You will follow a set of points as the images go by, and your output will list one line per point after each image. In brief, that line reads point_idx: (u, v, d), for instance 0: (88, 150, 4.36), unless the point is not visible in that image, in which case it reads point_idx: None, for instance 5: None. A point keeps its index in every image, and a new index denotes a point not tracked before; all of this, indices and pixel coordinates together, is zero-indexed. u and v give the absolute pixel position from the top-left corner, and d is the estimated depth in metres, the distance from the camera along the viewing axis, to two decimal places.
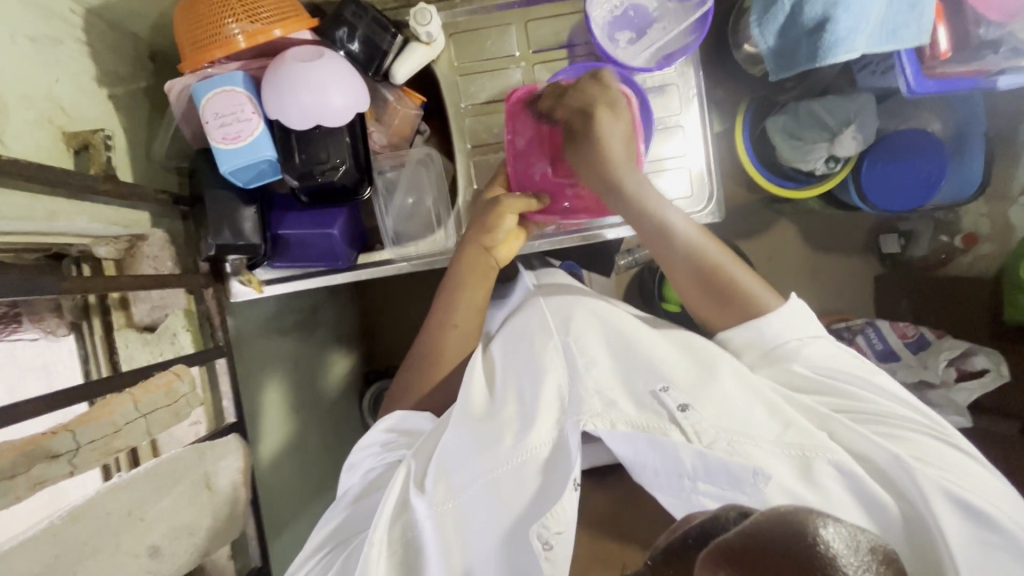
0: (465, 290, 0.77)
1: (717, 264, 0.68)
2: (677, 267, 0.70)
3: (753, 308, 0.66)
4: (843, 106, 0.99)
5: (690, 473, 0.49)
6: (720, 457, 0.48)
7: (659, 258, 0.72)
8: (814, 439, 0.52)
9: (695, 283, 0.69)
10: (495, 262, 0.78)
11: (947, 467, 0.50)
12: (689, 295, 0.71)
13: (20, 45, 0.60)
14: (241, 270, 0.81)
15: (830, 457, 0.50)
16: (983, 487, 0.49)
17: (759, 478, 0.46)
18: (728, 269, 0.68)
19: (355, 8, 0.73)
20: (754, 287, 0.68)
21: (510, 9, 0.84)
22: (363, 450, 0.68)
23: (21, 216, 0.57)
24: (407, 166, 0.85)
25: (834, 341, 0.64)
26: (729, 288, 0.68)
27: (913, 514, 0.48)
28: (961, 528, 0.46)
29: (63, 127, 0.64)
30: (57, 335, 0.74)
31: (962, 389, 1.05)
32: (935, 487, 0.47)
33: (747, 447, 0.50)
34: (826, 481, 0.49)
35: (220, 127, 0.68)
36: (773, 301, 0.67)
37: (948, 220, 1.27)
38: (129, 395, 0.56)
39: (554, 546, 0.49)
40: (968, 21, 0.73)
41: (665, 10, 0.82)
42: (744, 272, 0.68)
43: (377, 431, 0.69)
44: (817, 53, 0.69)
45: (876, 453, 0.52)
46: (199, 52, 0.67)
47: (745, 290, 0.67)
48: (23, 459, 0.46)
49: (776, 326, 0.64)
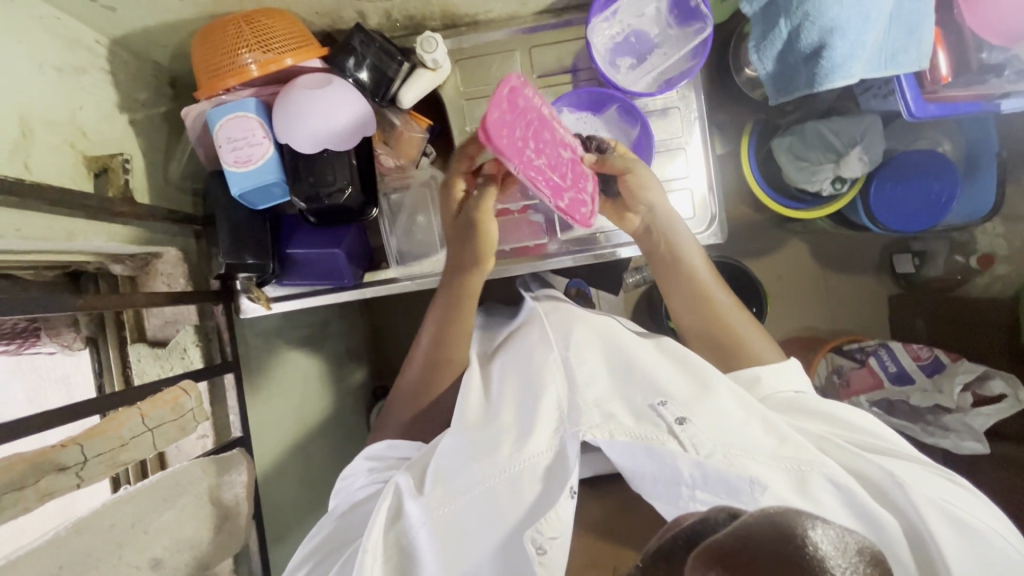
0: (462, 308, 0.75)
1: (718, 310, 0.75)
2: (686, 312, 0.77)
3: (752, 360, 0.71)
4: (847, 126, 1.01)
5: (688, 482, 0.49)
6: (718, 468, 0.48)
7: (671, 284, 0.78)
8: (809, 454, 0.51)
9: (702, 336, 0.76)
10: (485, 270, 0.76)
11: (941, 486, 0.51)
12: (694, 339, 0.77)
13: (47, 74, 0.63)
14: (250, 287, 0.82)
15: (825, 471, 0.49)
16: (975, 505, 0.50)
17: (756, 488, 0.46)
18: (736, 328, 0.74)
19: (363, 36, 0.76)
20: (754, 341, 0.73)
21: (514, 36, 0.86)
22: (350, 477, 0.69)
23: (41, 237, 0.59)
24: (412, 188, 0.87)
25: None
26: (732, 340, 0.73)
27: (912, 527, 0.48)
28: (955, 538, 0.46)
29: (84, 151, 0.67)
30: (73, 349, 0.77)
31: (979, 413, 1.03)
32: (932, 506, 0.47)
33: (745, 459, 0.49)
34: (821, 495, 0.48)
35: (233, 151, 0.71)
36: (773, 357, 0.71)
37: (963, 239, 1.25)
38: (136, 409, 0.57)
39: (548, 551, 0.49)
40: (969, 46, 0.73)
41: (666, 36, 0.84)
42: (749, 331, 0.74)
43: (361, 460, 0.69)
44: (815, 78, 0.69)
45: (872, 469, 0.51)
46: (214, 80, 0.70)
47: (746, 350, 0.72)
48: (32, 470, 0.47)
49: (781, 375, 0.67)
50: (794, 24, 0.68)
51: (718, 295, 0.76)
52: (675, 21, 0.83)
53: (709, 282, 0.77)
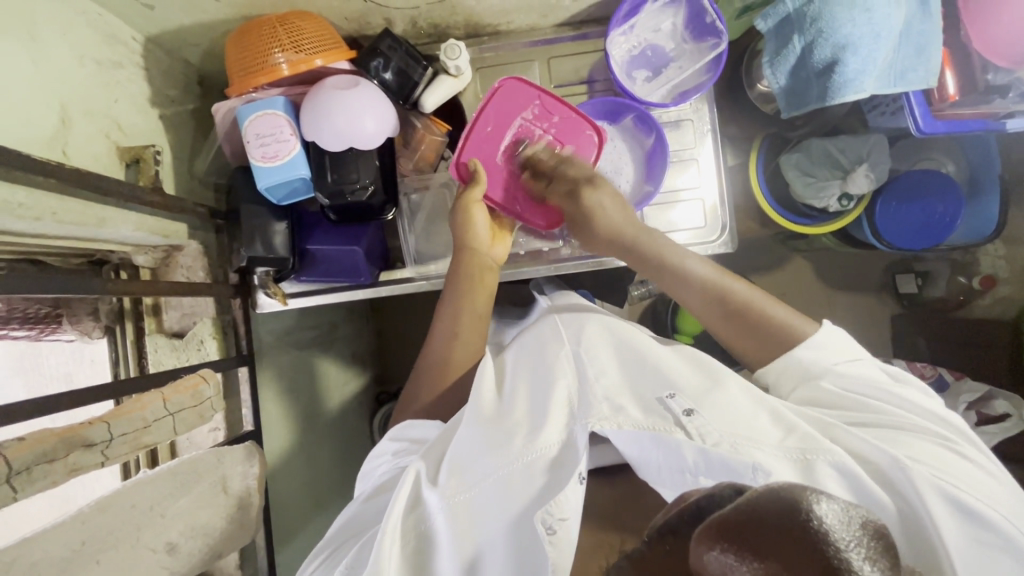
0: (467, 299, 0.78)
1: (734, 296, 0.72)
2: (705, 309, 0.73)
3: (791, 337, 0.68)
4: (855, 145, 1.03)
5: (692, 468, 0.50)
6: (722, 455, 0.49)
7: (649, 275, 0.77)
8: (815, 442, 0.51)
9: (731, 326, 0.72)
10: (491, 262, 0.81)
11: (945, 467, 0.51)
12: (725, 334, 0.73)
13: (87, 67, 0.65)
14: (268, 283, 0.83)
15: (829, 457, 0.50)
16: (985, 491, 0.50)
17: (759, 475, 0.47)
18: (755, 304, 0.71)
19: (390, 41, 0.78)
20: (785, 316, 0.69)
21: (533, 47, 0.89)
22: (375, 459, 0.69)
23: (75, 221, 0.61)
24: (431, 191, 0.89)
25: (871, 364, 0.65)
26: (762, 321, 0.70)
27: (911, 511, 0.48)
28: (952, 522, 0.47)
29: (118, 142, 0.69)
30: (92, 337, 0.78)
31: (985, 433, 1.04)
32: (930, 486, 0.48)
33: (750, 446, 0.50)
34: (828, 481, 0.48)
35: (260, 146, 0.73)
36: (810, 329, 0.68)
37: (965, 260, 1.27)
38: (159, 393, 0.58)
39: (558, 531, 0.49)
40: (975, 67, 0.75)
41: (681, 51, 0.87)
42: (763, 298, 0.71)
43: (388, 440, 0.70)
44: (828, 93, 0.72)
45: (873, 453, 0.52)
46: (245, 78, 0.72)
47: (778, 322, 0.69)
48: (63, 444, 0.48)
49: (810, 355, 0.65)
50: (808, 40, 0.70)
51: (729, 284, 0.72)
52: (691, 36, 0.86)
53: (676, 253, 0.75)
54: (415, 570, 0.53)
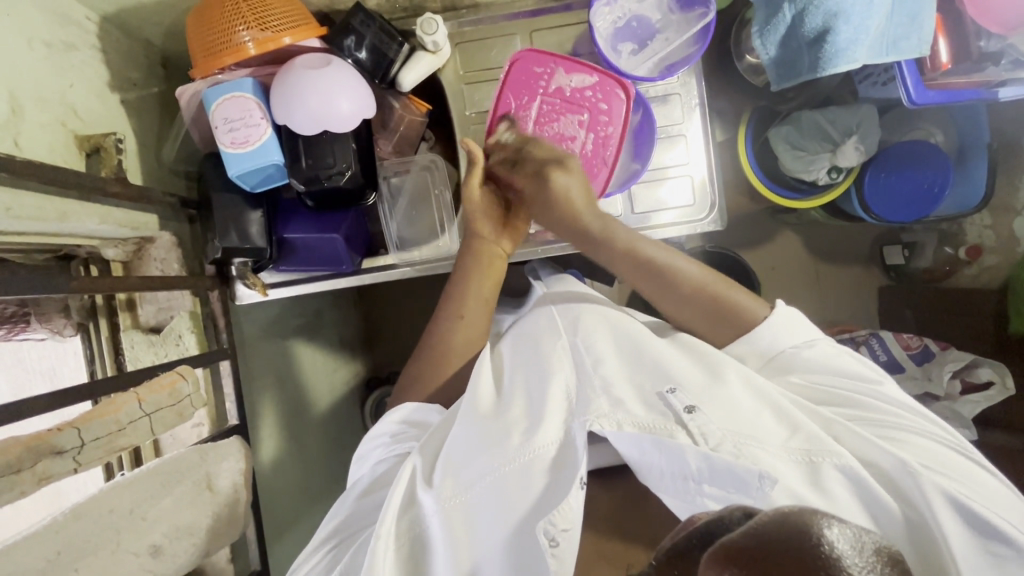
0: (473, 281, 0.77)
1: (691, 280, 0.68)
2: (665, 296, 0.70)
3: (744, 321, 0.66)
4: (845, 117, 1.01)
5: (696, 475, 0.49)
6: (726, 460, 0.48)
7: (612, 265, 0.73)
8: (822, 443, 0.52)
9: (687, 309, 0.69)
10: (502, 253, 0.79)
11: (957, 475, 0.52)
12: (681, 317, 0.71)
13: (37, 50, 0.61)
14: (246, 273, 0.80)
15: (835, 460, 0.51)
16: (992, 497, 0.51)
17: (765, 482, 0.46)
18: (709, 285, 0.68)
19: (363, 16, 0.74)
20: (743, 300, 0.67)
21: (514, 20, 0.85)
22: (371, 441, 0.68)
23: (33, 217, 0.58)
24: (413, 172, 0.86)
25: (830, 342, 0.64)
26: (716, 302, 0.67)
27: (919, 519, 0.49)
28: (960, 528, 0.48)
29: (76, 130, 0.65)
30: (64, 335, 0.75)
31: (968, 401, 1.03)
32: (942, 495, 0.49)
33: (755, 450, 0.51)
34: (834, 486, 0.50)
35: (229, 132, 0.69)
36: (763, 311, 0.66)
37: (953, 230, 1.25)
38: (133, 393, 0.56)
39: (560, 543, 0.50)
40: (969, 33, 0.74)
41: (667, 22, 0.83)
42: (732, 286, 0.68)
43: (389, 421, 0.68)
44: (818, 64, 0.69)
45: (884, 458, 0.52)
46: (211, 59, 0.69)
47: (732, 304, 0.67)
48: (28, 454, 0.46)
49: (769, 337, 0.64)
50: (798, 8, 0.68)
51: (692, 273, 0.69)
52: (677, 6, 0.82)
53: (640, 240, 0.71)
54: (411, 569, 0.53)
